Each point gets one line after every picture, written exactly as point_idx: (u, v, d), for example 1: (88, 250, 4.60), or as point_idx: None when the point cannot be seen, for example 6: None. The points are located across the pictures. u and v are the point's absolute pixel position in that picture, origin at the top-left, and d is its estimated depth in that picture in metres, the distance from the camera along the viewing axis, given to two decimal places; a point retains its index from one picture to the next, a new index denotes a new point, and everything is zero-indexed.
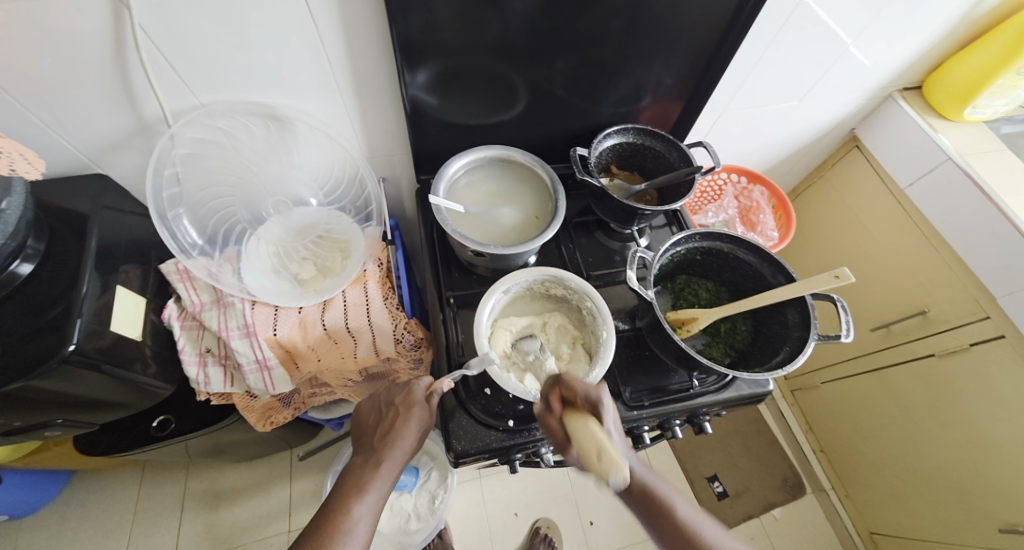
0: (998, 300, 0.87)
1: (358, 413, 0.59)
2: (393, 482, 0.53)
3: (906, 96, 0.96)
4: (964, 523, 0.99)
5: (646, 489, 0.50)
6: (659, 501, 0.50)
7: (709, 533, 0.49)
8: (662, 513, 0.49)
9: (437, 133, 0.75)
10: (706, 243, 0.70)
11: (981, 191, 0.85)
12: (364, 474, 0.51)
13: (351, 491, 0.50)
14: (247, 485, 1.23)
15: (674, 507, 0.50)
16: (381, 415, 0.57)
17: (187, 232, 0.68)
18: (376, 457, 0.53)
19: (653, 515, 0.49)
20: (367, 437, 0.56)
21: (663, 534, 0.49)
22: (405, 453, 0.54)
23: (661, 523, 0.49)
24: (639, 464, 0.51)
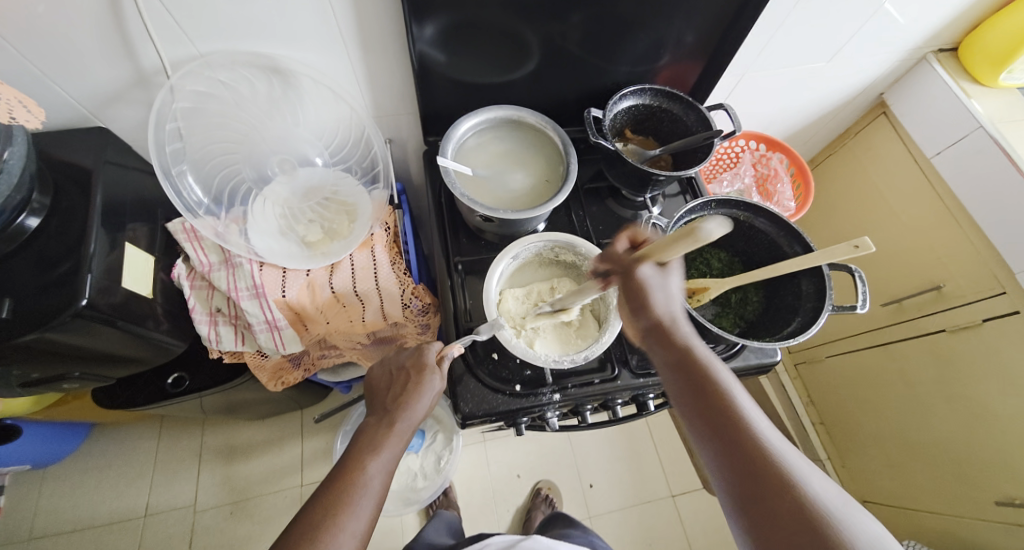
0: (1017, 277, 0.84)
1: (370, 378, 0.60)
2: (406, 443, 0.54)
3: (941, 59, 0.90)
4: (961, 495, 1.00)
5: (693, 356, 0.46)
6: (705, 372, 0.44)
7: (759, 420, 0.41)
8: (704, 382, 0.44)
9: (446, 92, 0.72)
10: (722, 211, 0.68)
11: (1011, 162, 0.81)
12: (376, 435, 0.52)
13: (364, 450, 0.51)
14: (260, 442, 1.28)
15: (725, 385, 0.44)
16: (393, 379, 0.58)
17: (192, 191, 0.68)
18: (388, 420, 0.53)
19: (694, 384, 0.44)
20: (380, 399, 0.56)
21: (711, 411, 0.42)
22: (417, 416, 0.55)
23: (701, 391, 0.44)
24: (692, 336, 0.48)
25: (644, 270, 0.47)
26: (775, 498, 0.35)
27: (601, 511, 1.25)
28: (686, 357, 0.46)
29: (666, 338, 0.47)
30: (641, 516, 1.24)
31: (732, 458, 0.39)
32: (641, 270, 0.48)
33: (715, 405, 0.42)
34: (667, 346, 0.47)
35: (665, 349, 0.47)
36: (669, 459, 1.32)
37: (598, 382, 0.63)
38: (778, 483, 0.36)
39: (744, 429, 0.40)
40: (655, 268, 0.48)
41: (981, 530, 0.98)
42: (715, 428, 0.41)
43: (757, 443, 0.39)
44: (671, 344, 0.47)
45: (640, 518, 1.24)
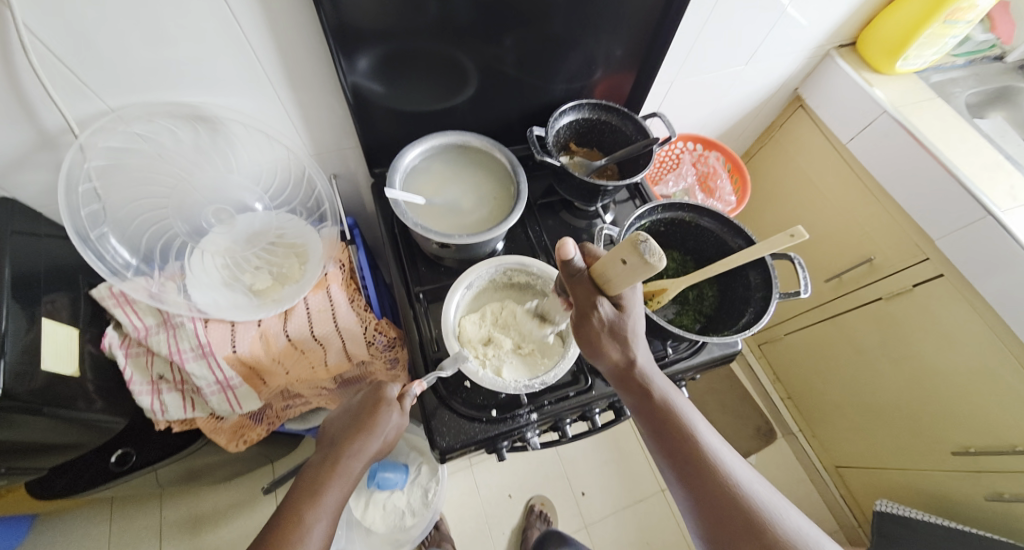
0: (936, 243, 0.92)
1: (327, 421, 0.56)
2: (352, 485, 0.50)
3: (843, 54, 1.00)
4: (920, 450, 1.07)
5: (664, 403, 0.49)
6: (679, 420, 0.48)
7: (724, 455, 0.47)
8: (679, 430, 0.48)
9: (386, 122, 0.71)
10: (669, 214, 0.71)
11: (917, 142, 0.90)
12: (318, 477, 0.49)
13: (303, 497, 0.47)
14: (230, 505, 1.19)
15: (694, 427, 0.48)
16: (346, 415, 0.55)
17: (116, 252, 0.62)
18: (334, 458, 0.50)
19: (667, 432, 0.48)
20: (331, 438, 0.53)
21: (669, 444, 0.48)
22: (365, 459, 0.51)
23: (672, 437, 0.48)
24: (654, 375, 0.50)
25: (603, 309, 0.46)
26: (754, 537, 0.42)
27: (596, 518, 1.24)
28: (648, 399, 0.49)
29: (630, 381, 0.50)
30: (636, 517, 1.25)
31: (704, 493, 0.45)
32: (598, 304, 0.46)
33: (675, 439, 0.48)
34: (636, 389, 0.50)
35: (630, 393, 0.50)
36: None
37: (573, 396, 0.63)
38: (759, 529, 0.42)
39: (715, 471, 0.46)
40: (611, 305, 0.47)
41: (941, 479, 1.05)
42: (665, 438, 0.48)
43: (724, 482, 0.45)
44: (643, 390, 0.49)
45: (634, 520, 1.25)
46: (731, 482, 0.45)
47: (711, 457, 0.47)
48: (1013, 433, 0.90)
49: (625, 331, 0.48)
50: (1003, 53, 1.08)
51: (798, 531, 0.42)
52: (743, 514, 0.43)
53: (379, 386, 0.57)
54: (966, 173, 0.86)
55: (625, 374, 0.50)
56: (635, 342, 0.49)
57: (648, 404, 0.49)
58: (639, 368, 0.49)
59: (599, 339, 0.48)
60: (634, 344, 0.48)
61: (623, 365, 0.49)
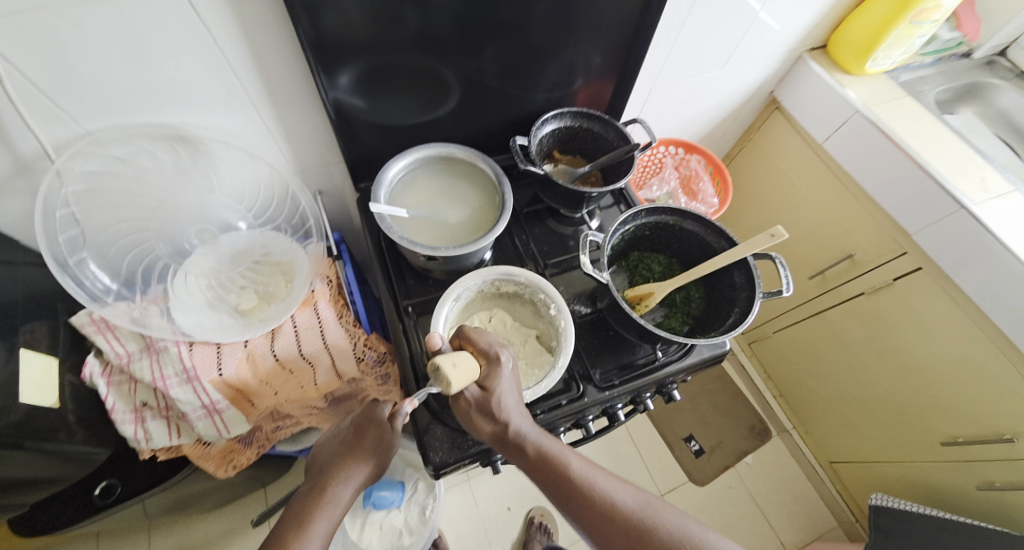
0: (913, 237, 0.94)
1: (317, 447, 0.56)
2: (343, 510, 0.49)
3: (814, 56, 1.03)
4: (912, 442, 1.08)
5: (540, 455, 0.51)
6: (556, 463, 0.51)
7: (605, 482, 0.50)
8: (557, 474, 0.50)
9: (369, 137, 0.71)
10: (652, 218, 0.72)
11: (890, 140, 0.92)
12: (307, 506, 0.48)
13: (291, 528, 0.46)
14: (222, 533, 1.16)
15: (569, 463, 0.51)
16: (337, 440, 0.54)
17: (97, 278, 0.61)
18: (323, 485, 0.49)
19: (549, 479, 0.50)
20: (321, 464, 0.53)
21: (554, 487, 0.50)
22: (356, 481, 0.50)
23: (555, 482, 0.50)
24: (532, 432, 0.52)
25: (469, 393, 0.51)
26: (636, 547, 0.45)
27: None
28: (528, 457, 0.51)
29: (507, 446, 0.51)
30: None
31: (590, 524, 0.48)
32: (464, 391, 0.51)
33: (558, 482, 0.50)
34: (514, 450, 0.51)
35: (511, 454, 0.52)
36: (652, 459, 1.33)
37: (566, 403, 0.63)
38: (640, 537, 0.46)
39: (596, 500, 0.49)
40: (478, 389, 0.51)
41: (933, 470, 1.06)
42: (551, 485, 0.50)
43: (606, 508, 0.48)
44: (519, 450, 0.51)
45: None
46: (614, 507, 0.48)
47: (592, 489, 0.49)
48: (1000, 422, 0.91)
49: (493, 407, 0.51)
50: (970, 50, 1.12)
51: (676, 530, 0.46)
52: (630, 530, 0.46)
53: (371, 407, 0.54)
54: (938, 168, 0.88)
55: (502, 441, 0.51)
56: (504, 413, 0.51)
57: (527, 460, 0.51)
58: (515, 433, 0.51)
59: (472, 417, 0.52)
60: (501, 415, 0.51)
61: (499, 434, 0.51)
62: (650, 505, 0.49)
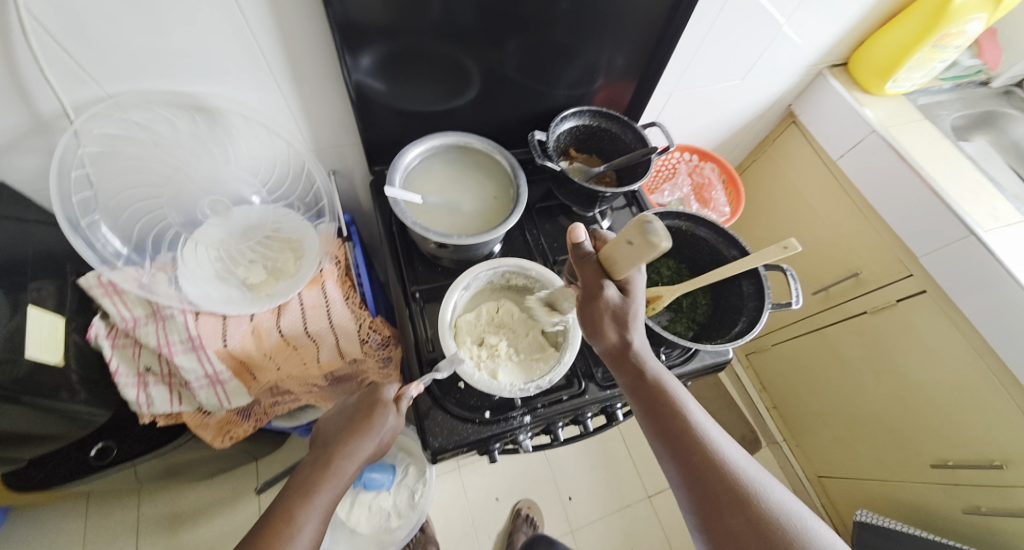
0: (919, 260, 0.95)
1: (322, 420, 0.56)
2: (345, 485, 0.50)
3: (835, 73, 1.02)
4: (903, 463, 1.09)
5: (657, 382, 0.50)
6: (672, 403, 0.49)
7: (718, 440, 0.47)
8: (667, 408, 0.48)
9: (388, 121, 0.71)
10: (665, 222, 0.72)
11: (905, 162, 0.92)
12: (310, 477, 0.48)
13: (295, 495, 0.46)
14: (210, 504, 1.16)
15: (685, 406, 0.49)
16: (343, 416, 0.54)
17: (107, 241, 0.61)
18: (327, 458, 0.49)
19: (659, 413, 0.49)
20: (326, 437, 0.53)
21: (663, 424, 0.48)
22: (361, 459, 0.50)
23: (665, 415, 0.48)
24: (647, 356, 0.51)
25: (608, 291, 0.50)
26: (735, 515, 0.42)
27: (583, 524, 1.24)
28: (642, 380, 0.50)
29: (623, 362, 0.51)
30: (622, 523, 1.25)
31: (691, 467, 0.46)
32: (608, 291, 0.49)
33: (668, 421, 0.48)
34: (630, 370, 0.50)
35: (625, 372, 0.51)
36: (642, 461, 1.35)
37: (566, 399, 0.63)
38: (748, 508, 0.42)
39: (704, 448, 0.46)
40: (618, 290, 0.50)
41: (921, 490, 1.07)
42: (658, 415, 0.49)
43: (711, 458, 0.45)
44: (637, 370, 0.50)
45: (620, 525, 1.25)
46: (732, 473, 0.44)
47: (706, 443, 0.46)
48: (993, 449, 0.92)
49: (626, 314, 0.50)
50: (989, 78, 1.12)
51: (785, 506, 0.43)
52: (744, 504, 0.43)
53: (377, 389, 0.56)
54: (950, 194, 0.88)
55: (618, 357, 0.51)
56: (632, 324, 0.50)
57: (642, 383, 0.50)
58: (637, 351, 0.50)
59: (602, 318, 0.50)
60: (631, 327, 0.50)
61: (619, 346, 0.50)
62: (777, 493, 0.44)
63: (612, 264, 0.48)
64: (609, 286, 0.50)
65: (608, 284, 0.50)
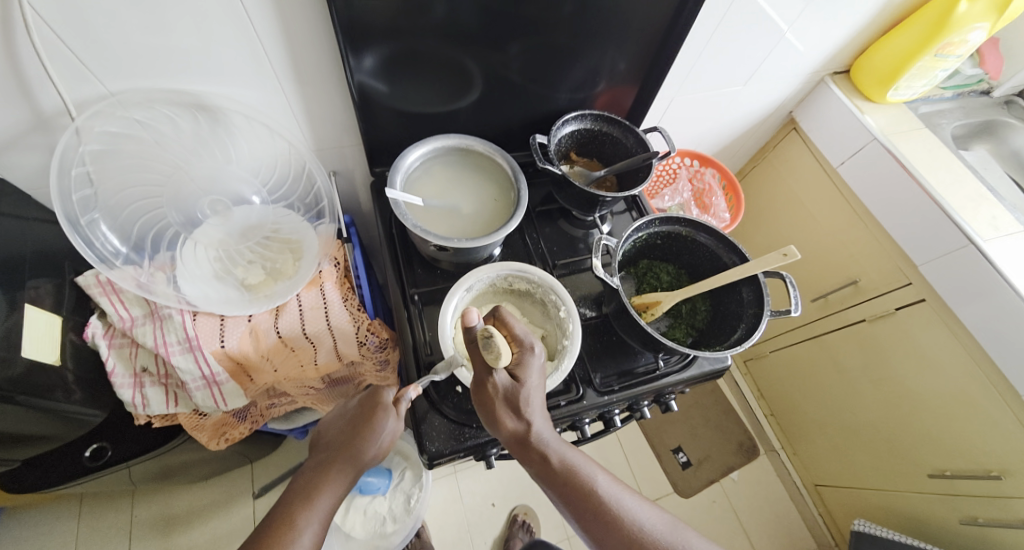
0: (919, 268, 0.95)
1: (323, 422, 0.55)
2: (346, 490, 0.49)
3: (836, 80, 1.03)
4: (899, 472, 1.09)
5: (562, 463, 0.49)
6: (577, 479, 0.49)
7: (632, 507, 0.48)
8: (577, 487, 0.48)
9: (389, 123, 0.71)
10: (665, 227, 0.72)
11: (905, 170, 0.92)
12: (315, 480, 0.48)
13: (296, 502, 0.46)
14: (204, 505, 1.16)
15: (594, 480, 0.49)
16: (344, 420, 0.53)
17: (107, 239, 0.60)
18: (329, 462, 0.49)
19: (569, 494, 0.48)
20: (326, 442, 0.52)
21: (576, 504, 0.48)
22: (362, 464, 0.50)
23: (577, 495, 0.48)
24: (550, 438, 0.50)
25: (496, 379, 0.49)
26: None
27: None
28: (548, 464, 0.49)
29: (526, 449, 0.50)
30: None
31: (610, 546, 0.46)
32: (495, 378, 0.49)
33: (580, 497, 0.48)
34: (536, 456, 0.50)
35: (529, 460, 0.50)
36: (639, 467, 1.34)
37: (564, 404, 0.63)
38: None
39: (618, 520, 0.46)
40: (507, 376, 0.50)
41: (918, 500, 1.07)
42: (568, 497, 0.48)
43: (627, 529, 0.46)
44: (541, 457, 0.49)
45: None
46: (650, 542, 0.45)
47: (621, 514, 0.47)
48: (988, 458, 0.92)
49: (518, 398, 0.50)
50: (989, 88, 1.13)
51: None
52: None
53: (377, 392, 0.54)
54: (950, 202, 0.88)
55: (521, 444, 0.50)
56: (528, 411, 0.50)
57: (549, 469, 0.49)
58: (537, 437, 0.50)
59: (495, 405, 0.50)
60: (525, 413, 0.50)
61: (521, 434, 0.50)
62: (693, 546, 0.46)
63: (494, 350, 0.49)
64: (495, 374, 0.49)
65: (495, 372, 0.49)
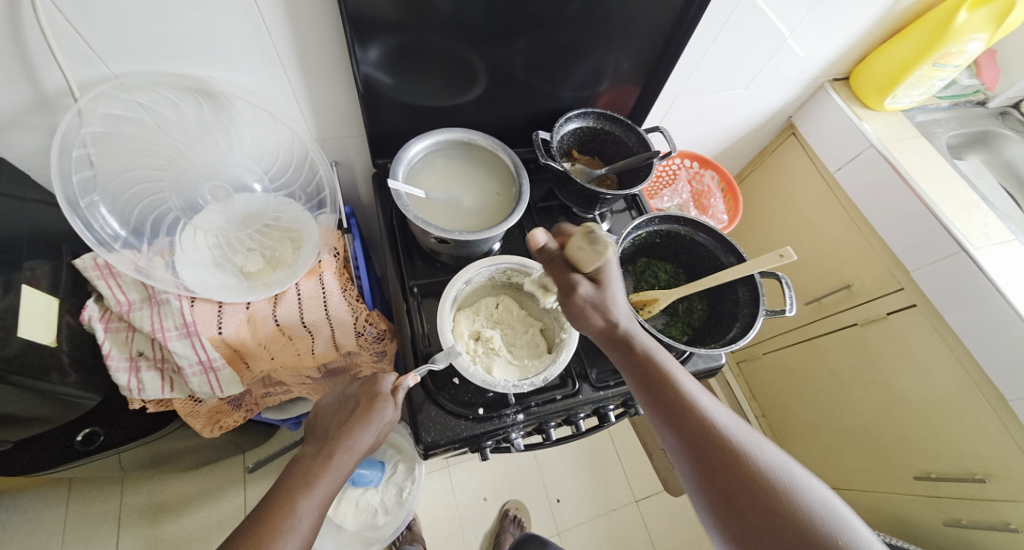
0: (912, 274, 0.96)
1: (319, 410, 0.55)
2: (344, 478, 0.49)
3: (836, 87, 1.04)
4: (886, 473, 1.11)
5: (646, 354, 0.50)
6: (672, 389, 0.47)
7: (712, 408, 0.46)
8: (660, 376, 0.48)
9: (392, 115, 0.71)
10: (664, 226, 0.73)
11: (901, 178, 0.94)
12: (312, 468, 0.48)
13: (296, 485, 0.46)
14: (195, 494, 1.15)
15: (676, 376, 0.48)
16: (341, 408, 0.54)
17: (106, 222, 0.60)
18: (327, 450, 0.49)
19: (652, 384, 0.48)
20: (323, 429, 0.52)
21: (658, 393, 0.47)
22: (362, 450, 0.51)
23: (658, 385, 0.48)
24: (638, 331, 0.51)
25: (584, 288, 0.50)
26: (734, 479, 0.41)
27: (570, 525, 1.24)
28: (633, 352, 0.50)
29: (612, 340, 0.51)
30: (608, 525, 1.26)
31: (684, 435, 0.45)
32: (579, 289, 0.50)
33: (662, 389, 0.47)
34: (620, 346, 0.51)
35: (614, 350, 0.51)
36: (631, 465, 1.35)
37: (560, 399, 0.64)
38: (745, 472, 0.41)
39: (695, 413, 0.45)
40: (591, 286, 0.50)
41: (903, 502, 1.09)
42: (649, 386, 0.48)
43: (706, 423, 0.45)
44: (625, 347, 0.50)
45: (607, 528, 1.25)
46: (728, 440, 0.43)
47: (699, 409, 0.46)
48: (975, 462, 0.93)
49: (607, 303, 0.50)
50: (985, 99, 1.14)
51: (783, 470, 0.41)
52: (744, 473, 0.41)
53: (374, 380, 0.55)
54: (944, 210, 0.90)
55: (606, 338, 0.51)
56: (614, 308, 0.51)
57: (632, 357, 0.50)
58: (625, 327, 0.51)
59: (582, 313, 0.51)
60: (613, 311, 0.50)
61: (607, 328, 0.50)
62: (773, 456, 0.42)
63: (578, 259, 0.50)
64: (581, 282, 0.50)
65: (582, 281, 0.50)
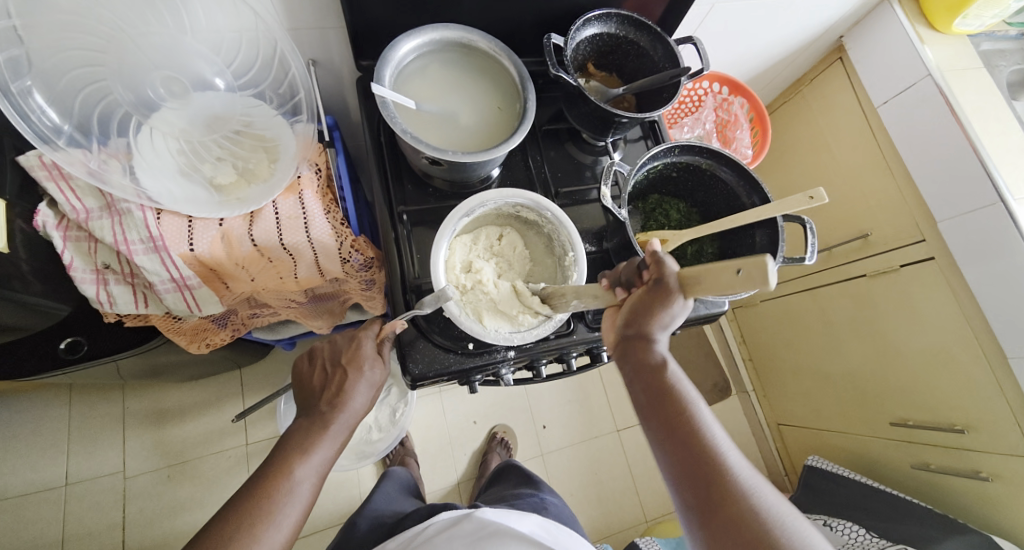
0: (937, 225, 0.90)
1: (300, 373, 0.53)
2: (341, 443, 0.49)
3: (901, 0, 0.90)
4: (864, 419, 1.14)
5: (659, 367, 0.44)
6: (691, 422, 0.41)
7: (720, 440, 0.40)
8: (669, 394, 0.43)
9: (377, 5, 0.60)
10: (684, 158, 0.64)
11: (953, 116, 0.84)
12: (308, 436, 0.47)
13: (293, 452, 0.45)
14: (195, 404, 1.18)
15: (688, 396, 0.43)
16: (328, 376, 0.51)
17: (45, 113, 0.52)
18: (321, 420, 0.48)
19: (657, 400, 0.43)
20: (311, 398, 0.50)
21: (662, 412, 0.42)
22: (356, 413, 0.50)
23: (664, 402, 0.42)
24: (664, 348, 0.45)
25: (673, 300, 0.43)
26: (726, 521, 0.36)
27: (553, 450, 1.31)
28: (647, 365, 0.45)
29: (636, 347, 0.46)
30: (590, 452, 1.32)
31: (680, 462, 0.39)
32: (672, 297, 0.43)
33: (668, 407, 0.42)
34: (636, 356, 0.45)
35: (630, 359, 0.46)
36: (617, 398, 1.39)
37: (553, 337, 0.61)
38: (738, 517, 0.35)
39: (699, 441, 0.39)
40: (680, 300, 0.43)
41: (872, 444, 1.13)
42: (655, 404, 0.43)
43: (707, 453, 0.39)
44: (641, 355, 0.45)
45: (586, 453, 1.32)
46: (729, 477, 0.37)
47: (706, 437, 0.40)
48: (957, 414, 0.94)
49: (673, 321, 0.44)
50: None
51: (785, 526, 0.35)
52: (738, 517, 0.35)
53: (357, 340, 0.52)
54: (992, 156, 0.81)
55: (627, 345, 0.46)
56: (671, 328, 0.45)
57: (645, 368, 0.45)
58: (648, 339, 0.45)
59: (649, 315, 0.44)
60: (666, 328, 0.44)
61: (635, 337, 0.45)
62: (778, 508, 0.36)
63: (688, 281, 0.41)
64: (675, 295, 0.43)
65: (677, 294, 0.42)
